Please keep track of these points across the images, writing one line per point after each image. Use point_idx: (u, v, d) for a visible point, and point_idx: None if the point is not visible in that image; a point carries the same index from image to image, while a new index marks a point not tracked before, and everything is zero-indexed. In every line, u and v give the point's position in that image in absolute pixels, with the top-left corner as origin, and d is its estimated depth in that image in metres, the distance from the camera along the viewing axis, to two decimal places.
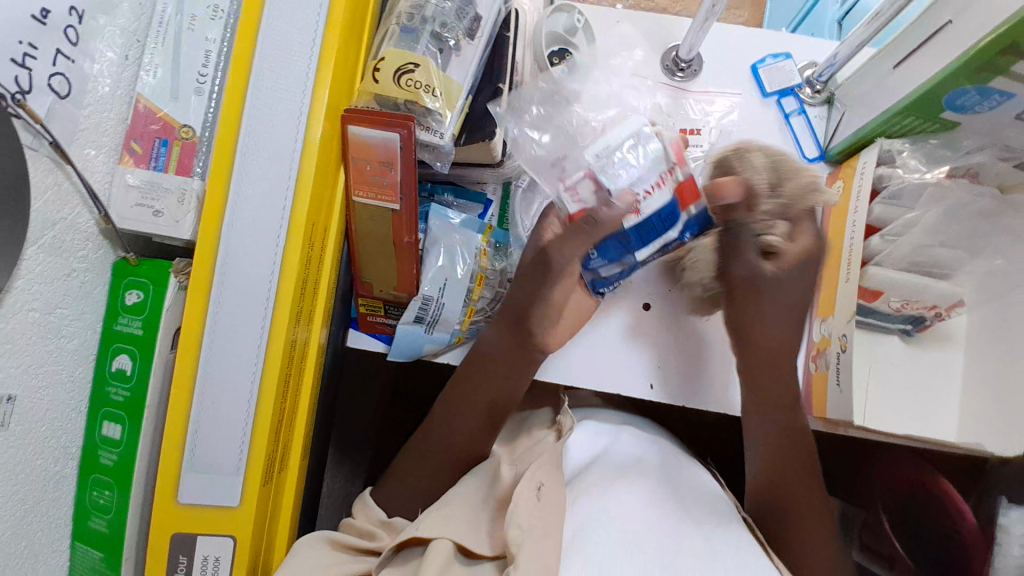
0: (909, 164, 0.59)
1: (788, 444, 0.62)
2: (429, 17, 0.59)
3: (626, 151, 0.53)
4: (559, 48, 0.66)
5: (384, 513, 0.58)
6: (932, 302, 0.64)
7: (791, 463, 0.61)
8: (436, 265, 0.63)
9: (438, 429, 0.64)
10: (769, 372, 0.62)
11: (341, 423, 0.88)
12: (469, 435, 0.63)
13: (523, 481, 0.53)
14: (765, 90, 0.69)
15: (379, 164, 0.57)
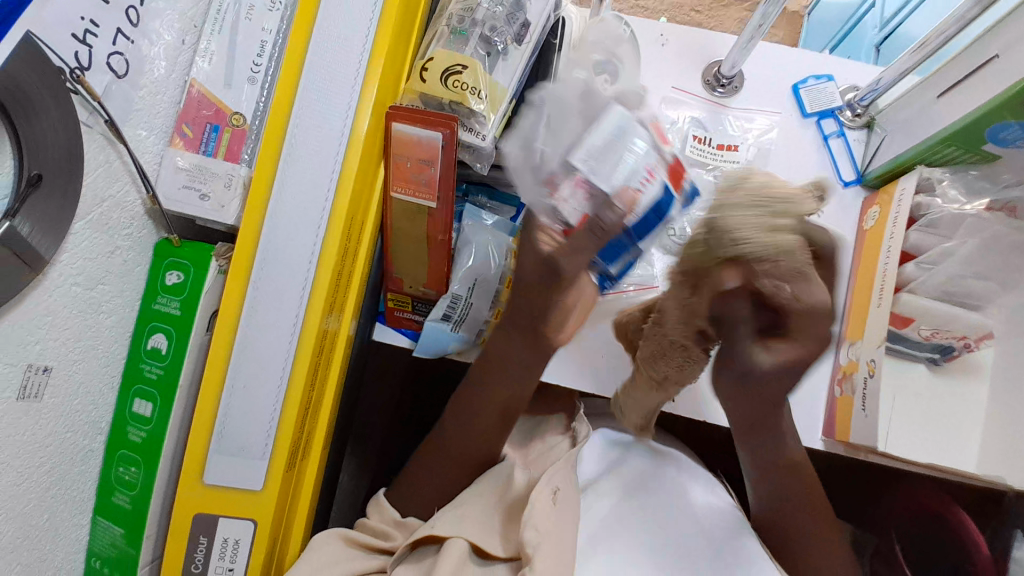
0: (947, 195, 0.60)
1: (780, 472, 0.59)
2: (479, 19, 0.59)
3: (612, 148, 0.50)
4: (603, 58, 0.66)
5: (396, 513, 0.58)
6: (961, 332, 0.64)
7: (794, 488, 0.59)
8: (467, 264, 0.64)
9: (455, 441, 0.61)
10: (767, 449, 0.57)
11: (359, 423, 0.88)
12: (482, 442, 0.61)
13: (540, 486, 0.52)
14: (806, 109, 0.70)
15: (419, 161, 0.58)
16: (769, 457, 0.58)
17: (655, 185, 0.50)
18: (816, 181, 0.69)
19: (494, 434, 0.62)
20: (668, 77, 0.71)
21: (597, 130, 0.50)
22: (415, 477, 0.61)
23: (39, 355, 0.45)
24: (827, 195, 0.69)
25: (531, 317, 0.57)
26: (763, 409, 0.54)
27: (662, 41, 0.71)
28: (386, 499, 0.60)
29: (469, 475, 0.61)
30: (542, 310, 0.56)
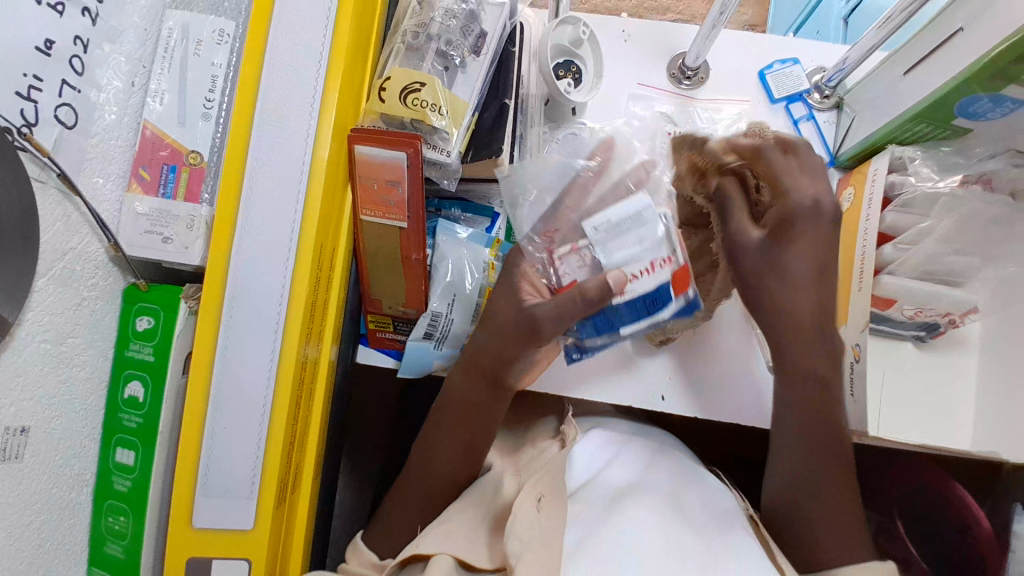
0: (920, 172, 0.59)
1: (828, 408, 0.55)
2: (434, 34, 0.59)
3: (624, 228, 0.54)
4: (565, 61, 0.65)
5: (374, 556, 0.56)
6: (945, 309, 0.62)
7: (833, 446, 0.55)
8: (444, 281, 0.63)
9: (428, 461, 0.61)
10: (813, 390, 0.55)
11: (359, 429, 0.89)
12: (445, 466, 0.60)
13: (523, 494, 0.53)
14: (773, 96, 0.69)
15: (384, 182, 0.57)
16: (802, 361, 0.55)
17: (652, 278, 0.53)
18: None
19: (462, 453, 0.60)
20: (632, 73, 0.70)
21: (622, 207, 0.54)
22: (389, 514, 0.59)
23: (15, 417, 0.44)
24: None
25: (493, 353, 0.59)
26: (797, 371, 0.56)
27: (625, 37, 0.71)
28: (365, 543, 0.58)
29: (453, 493, 0.60)
30: (513, 352, 0.58)
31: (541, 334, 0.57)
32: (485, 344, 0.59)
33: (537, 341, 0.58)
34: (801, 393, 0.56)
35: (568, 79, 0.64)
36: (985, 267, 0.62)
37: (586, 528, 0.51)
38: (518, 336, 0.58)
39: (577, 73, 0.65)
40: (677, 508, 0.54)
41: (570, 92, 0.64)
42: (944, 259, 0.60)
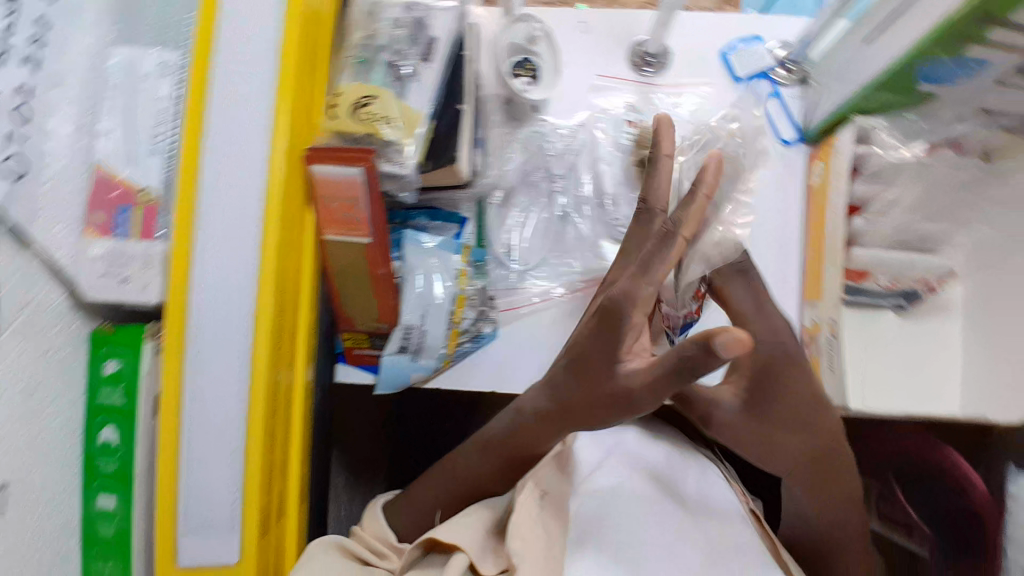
0: (885, 142, 0.57)
1: (832, 484, 0.56)
2: (383, 45, 0.58)
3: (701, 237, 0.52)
4: (521, 59, 0.63)
5: (395, 538, 0.61)
6: (920, 275, 0.63)
7: (840, 519, 0.57)
8: (414, 292, 0.62)
9: (471, 471, 0.61)
10: (825, 482, 0.56)
11: (349, 442, 0.89)
12: (476, 480, 0.61)
13: (525, 490, 0.55)
14: (736, 75, 0.67)
15: (343, 201, 0.56)
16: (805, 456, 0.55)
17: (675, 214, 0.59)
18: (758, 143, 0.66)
19: (497, 473, 0.60)
20: (593, 63, 0.69)
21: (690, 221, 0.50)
22: (408, 498, 0.63)
23: None
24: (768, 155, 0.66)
25: (578, 404, 0.51)
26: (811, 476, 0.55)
27: (583, 28, 0.69)
28: (381, 506, 0.65)
29: (462, 496, 0.61)
30: (597, 420, 0.50)
31: (632, 401, 0.46)
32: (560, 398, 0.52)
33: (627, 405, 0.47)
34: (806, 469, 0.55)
35: (524, 77, 0.63)
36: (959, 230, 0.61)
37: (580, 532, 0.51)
38: (609, 398, 0.48)
39: (534, 70, 0.63)
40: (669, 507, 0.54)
41: (528, 91, 0.63)
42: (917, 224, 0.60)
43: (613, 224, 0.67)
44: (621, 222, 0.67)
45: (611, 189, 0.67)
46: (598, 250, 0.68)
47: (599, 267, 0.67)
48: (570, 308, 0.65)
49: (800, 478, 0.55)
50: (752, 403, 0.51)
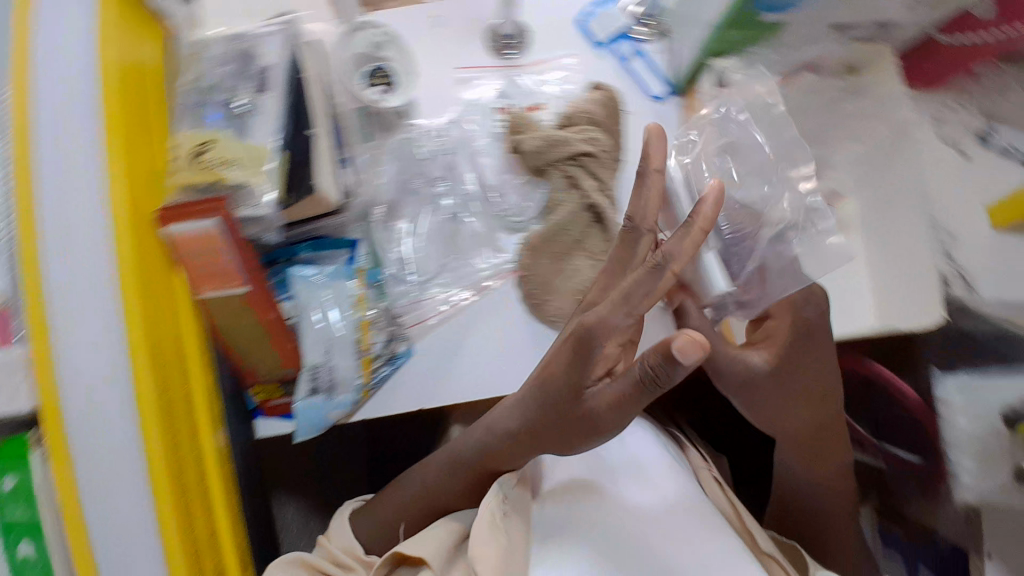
0: (734, 79, 0.58)
1: (829, 450, 0.64)
2: (213, 85, 0.54)
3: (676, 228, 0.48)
4: (373, 69, 0.60)
5: (361, 550, 0.60)
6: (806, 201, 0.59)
7: (828, 478, 0.65)
8: (313, 329, 0.59)
9: (444, 484, 0.60)
10: (822, 449, 0.64)
11: (319, 478, 0.93)
12: (437, 495, 0.60)
13: (490, 499, 0.55)
14: (595, 41, 0.65)
15: (205, 253, 0.52)
16: (819, 422, 0.63)
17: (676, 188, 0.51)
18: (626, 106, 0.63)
19: (465, 493, 0.60)
20: (450, 53, 0.65)
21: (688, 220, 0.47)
22: (375, 508, 0.63)
23: None
24: (645, 116, 0.63)
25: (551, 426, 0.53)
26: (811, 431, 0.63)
27: (434, 22, 0.66)
28: (348, 518, 0.64)
29: (426, 512, 0.61)
30: (569, 442, 0.53)
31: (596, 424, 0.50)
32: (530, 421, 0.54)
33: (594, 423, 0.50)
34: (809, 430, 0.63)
35: (378, 87, 0.60)
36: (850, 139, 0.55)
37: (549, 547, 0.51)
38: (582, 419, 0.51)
39: (387, 78, 0.60)
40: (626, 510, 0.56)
41: (384, 100, 0.60)
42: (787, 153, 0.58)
43: (503, 214, 0.65)
44: (510, 211, 0.65)
45: (494, 179, 0.65)
46: (495, 243, 0.66)
47: (502, 262, 0.65)
48: (478, 309, 0.64)
49: (808, 443, 0.64)
50: (782, 377, 0.61)
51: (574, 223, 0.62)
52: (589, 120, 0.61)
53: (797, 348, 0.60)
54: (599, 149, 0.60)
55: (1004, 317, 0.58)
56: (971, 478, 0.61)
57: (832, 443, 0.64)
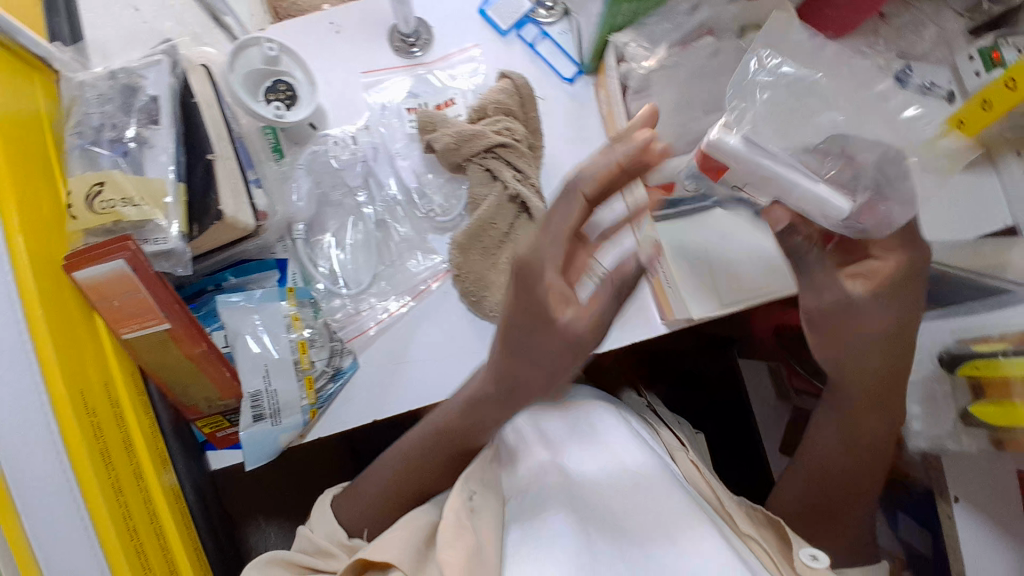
0: (635, 53, 0.57)
1: (880, 409, 0.59)
2: (101, 125, 0.53)
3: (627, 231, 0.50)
4: (270, 83, 0.58)
5: (344, 535, 0.58)
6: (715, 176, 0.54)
7: (864, 438, 0.60)
8: (249, 355, 0.58)
9: (423, 455, 0.59)
10: (876, 403, 0.58)
11: (307, 502, 0.93)
12: (418, 468, 0.59)
13: (454, 496, 0.50)
14: (501, 29, 0.64)
15: (123, 295, 0.52)
16: (880, 375, 0.57)
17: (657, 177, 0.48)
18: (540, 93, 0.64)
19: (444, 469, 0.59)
20: (355, 59, 0.64)
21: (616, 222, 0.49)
22: (354, 495, 0.61)
23: None
24: (563, 104, 0.64)
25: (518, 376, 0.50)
26: (869, 375, 0.57)
27: (335, 28, 0.64)
28: (329, 504, 0.61)
29: (404, 503, 0.59)
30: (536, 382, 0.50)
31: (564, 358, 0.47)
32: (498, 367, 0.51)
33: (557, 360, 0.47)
34: (876, 380, 0.57)
35: (276, 102, 0.58)
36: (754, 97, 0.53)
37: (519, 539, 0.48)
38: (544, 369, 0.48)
39: (286, 91, 0.58)
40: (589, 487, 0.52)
41: (284, 115, 0.58)
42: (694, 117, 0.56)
43: (430, 214, 0.64)
44: (436, 210, 0.64)
45: (415, 181, 0.65)
46: (425, 245, 0.65)
47: (436, 264, 0.64)
48: (416, 315, 0.63)
49: (860, 397, 0.58)
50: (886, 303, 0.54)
51: (499, 215, 0.61)
52: (499, 110, 0.61)
53: (909, 270, 0.53)
54: (515, 138, 0.60)
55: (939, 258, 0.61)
56: (920, 424, 0.60)
57: (890, 397, 0.58)
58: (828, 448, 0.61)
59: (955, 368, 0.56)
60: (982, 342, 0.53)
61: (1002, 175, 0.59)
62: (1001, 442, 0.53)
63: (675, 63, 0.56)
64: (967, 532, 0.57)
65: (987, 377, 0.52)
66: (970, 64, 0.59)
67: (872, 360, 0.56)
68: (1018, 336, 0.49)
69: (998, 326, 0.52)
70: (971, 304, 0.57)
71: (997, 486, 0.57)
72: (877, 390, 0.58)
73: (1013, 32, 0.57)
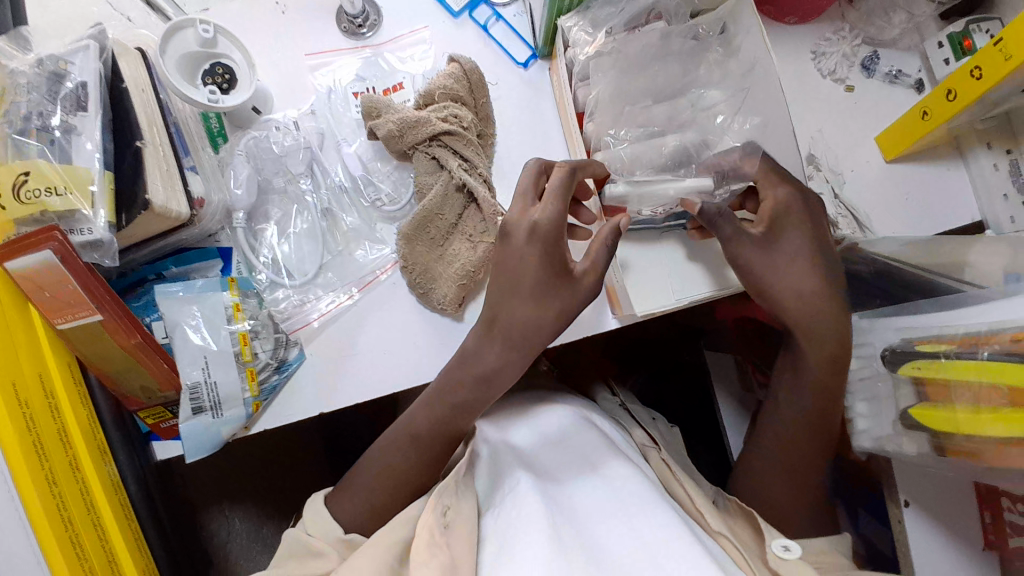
0: (579, 39, 0.56)
1: (824, 391, 0.57)
2: (28, 113, 0.51)
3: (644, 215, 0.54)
4: (207, 67, 0.57)
5: (340, 530, 0.53)
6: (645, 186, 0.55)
7: (815, 431, 0.58)
8: (190, 345, 0.55)
9: (426, 436, 0.56)
10: (824, 385, 0.57)
11: (277, 490, 0.93)
12: (405, 462, 0.56)
13: (426, 510, 0.47)
14: (453, 10, 0.64)
15: (50, 286, 0.50)
16: (828, 348, 0.56)
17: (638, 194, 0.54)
18: (494, 76, 0.64)
19: (446, 450, 0.56)
20: (307, 40, 0.64)
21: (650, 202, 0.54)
22: (348, 491, 0.57)
23: None
24: (515, 88, 0.64)
25: (524, 334, 0.53)
26: (815, 321, 0.56)
27: (280, 8, 0.64)
28: (324, 502, 0.56)
29: (395, 504, 0.55)
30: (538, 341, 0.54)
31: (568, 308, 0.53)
32: (508, 318, 0.53)
33: (554, 314, 0.53)
34: (822, 348, 0.56)
35: (212, 85, 0.57)
36: (701, 86, 0.56)
37: (500, 543, 0.44)
38: (551, 322, 0.53)
39: (225, 74, 0.58)
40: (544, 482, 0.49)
41: (218, 99, 0.57)
42: (637, 107, 0.55)
43: (376, 203, 0.63)
44: (383, 199, 0.63)
45: (361, 170, 0.63)
46: (374, 235, 0.64)
47: (384, 255, 0.63)
48: (365, 307, 0.61)
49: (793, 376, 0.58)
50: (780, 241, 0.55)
51: (446, 206, 0.60)
52: (447, 96, 0.59)
53: (796, 208, 0.54)
54: (462, 125, 0.59)
55: (891, 253, 0.59)
56: (866, 422, 0.59)
57: (837, 375, 0.57)
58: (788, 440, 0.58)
59: (898, 366, 0.53)
60: (927, 341, 0.51)
61: (971, 167, 0.62)
62: (942, 448, 0.51)
63: (614, 48, 0.55)
64: (921, 535, 0.57)
65: (929, 379, 0.50)
66: (939, 51, 0.62)
67: (805, 321, 0.56)
68: (962, 338, 0.47)
69: (944, 326, 0.49)
70: (908, 297, 0.56)
71: (945, 486, 0.57)
72: (827, 368, 0.57)
73: (985, 17, 0.59)
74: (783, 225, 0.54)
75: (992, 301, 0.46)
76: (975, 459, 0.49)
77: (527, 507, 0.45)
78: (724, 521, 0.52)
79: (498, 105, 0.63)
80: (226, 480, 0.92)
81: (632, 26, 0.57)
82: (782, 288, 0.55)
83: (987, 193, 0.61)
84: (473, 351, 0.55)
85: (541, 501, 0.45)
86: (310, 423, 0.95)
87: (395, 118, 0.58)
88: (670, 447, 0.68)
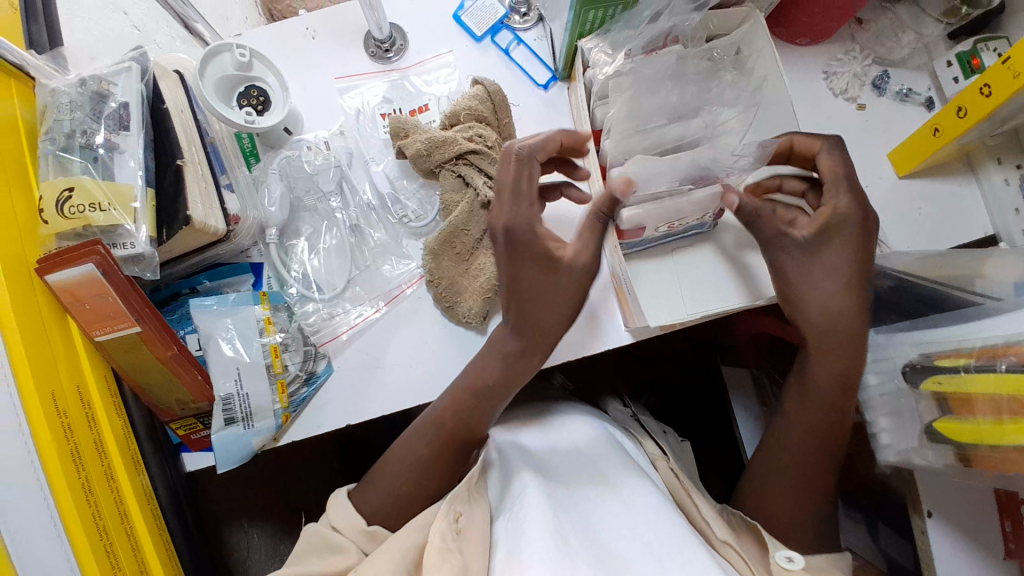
0: (597, 58, 0.59)
1: (842, 400, 0.58)
2: (72, 130, 0.53)
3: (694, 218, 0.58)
4: (244, 89, 0.60)
5: (364, 522, 0.54)
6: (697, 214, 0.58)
7: (824, 440, 0.59)
8: (223, 356, 0.57)
9: (453, 422, 0.57)
10: (844, 396, 0.58)
11: (296, 505, 0.94)
12: (427, 463, 0.57)
13: (439, 516, 0.48)
14: (475, 35, 0.67)
15: (92, 299, 0.52)
16: (846, 359, 0.57)
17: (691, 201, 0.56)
18: (514, 97, 0.66)
19: (467, 441, 0.58)
20: (336, 64, 0.67)
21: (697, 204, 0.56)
22: (379, 478, 0.58)
23: None
24: (536, 108, 0.66)
25: (541, 332, 0.55)
26: (840, 326, 0.57)
27: (310, 35, 0.67)
28: (343, 495, 0.57)
29: (421, 502, 0.57)
30: (554, 329, 0.55)
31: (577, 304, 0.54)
32: (524, 316, 0.54)
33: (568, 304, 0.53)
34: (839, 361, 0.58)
35: (248, 107, 0.59)
36: (716, 106, 0.56)
37: (510, 543, 0.45)
38: (564, 316, 0.54)
39: (259, 97, 0.60)
40: (567, 488, 0.50)
41: (255, 120, 0.59)
42: None
43: (403, 220, 0.65)
44: (410, 216, 0.65)
45: (389, 187, 0.66)
46: (400, 250, 0.66)
47: (410, 269, 0.64)
48: (390, 319, 0.63)
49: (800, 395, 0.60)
50: (841, 243, 0.56)
51: (472, 223, 0.62)
52: (472, 117, 0.62)
53: (865, 208, 0.56)
54: (486, 144, 0.61)
55: (913, 264, 0.60)
56: (889, 436, 0.60)
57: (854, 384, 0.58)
58: (800, 449, 0.59)
59: (918, 382, 0.54)
60: (945, 356, 0.52)
61: (982, 183, 0.63)
62: (967, 459, 0.52)
63: (631, 69, 0.56)
64: (940, 546, 0.57)
65: (952, 393, 0.51)
66: (948, 70, 0.64)
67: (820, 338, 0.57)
68: (980, 351, 0.48)
69: (960, 342, 0.51)
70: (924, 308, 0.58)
71: (966, 497, 0.58)
72: (846, 378, 0.58)
73: (992, 36, 0.62)
74: (837, 234, 0.56)
75: (1008, 310, 0.48)
76: (994, 467, 0.49)
77: (535, 509, 0.46)
78: (727, 531, 0.53)
79: (519, 124, 0.66)
80: (247, 493, 0.93)
81: (650, 49, 0.59)
82: (817, 288, 0.56)
83: (999, 209, 0.62)
84: (496, 342, 0.57)
85: (551, 504, 0.46)
86: (331, 437, 0.96)
87: (424, 137, 0.61)
88: (680, 459, 0.70)
